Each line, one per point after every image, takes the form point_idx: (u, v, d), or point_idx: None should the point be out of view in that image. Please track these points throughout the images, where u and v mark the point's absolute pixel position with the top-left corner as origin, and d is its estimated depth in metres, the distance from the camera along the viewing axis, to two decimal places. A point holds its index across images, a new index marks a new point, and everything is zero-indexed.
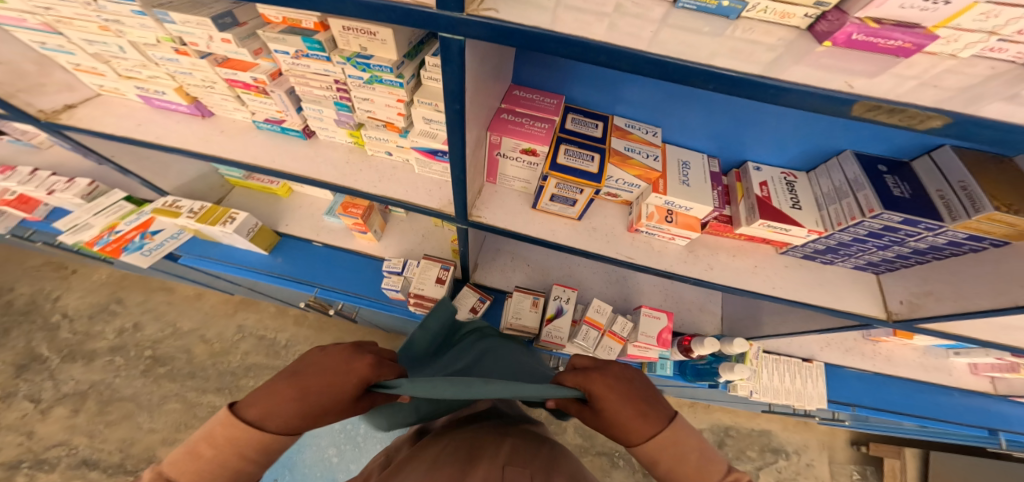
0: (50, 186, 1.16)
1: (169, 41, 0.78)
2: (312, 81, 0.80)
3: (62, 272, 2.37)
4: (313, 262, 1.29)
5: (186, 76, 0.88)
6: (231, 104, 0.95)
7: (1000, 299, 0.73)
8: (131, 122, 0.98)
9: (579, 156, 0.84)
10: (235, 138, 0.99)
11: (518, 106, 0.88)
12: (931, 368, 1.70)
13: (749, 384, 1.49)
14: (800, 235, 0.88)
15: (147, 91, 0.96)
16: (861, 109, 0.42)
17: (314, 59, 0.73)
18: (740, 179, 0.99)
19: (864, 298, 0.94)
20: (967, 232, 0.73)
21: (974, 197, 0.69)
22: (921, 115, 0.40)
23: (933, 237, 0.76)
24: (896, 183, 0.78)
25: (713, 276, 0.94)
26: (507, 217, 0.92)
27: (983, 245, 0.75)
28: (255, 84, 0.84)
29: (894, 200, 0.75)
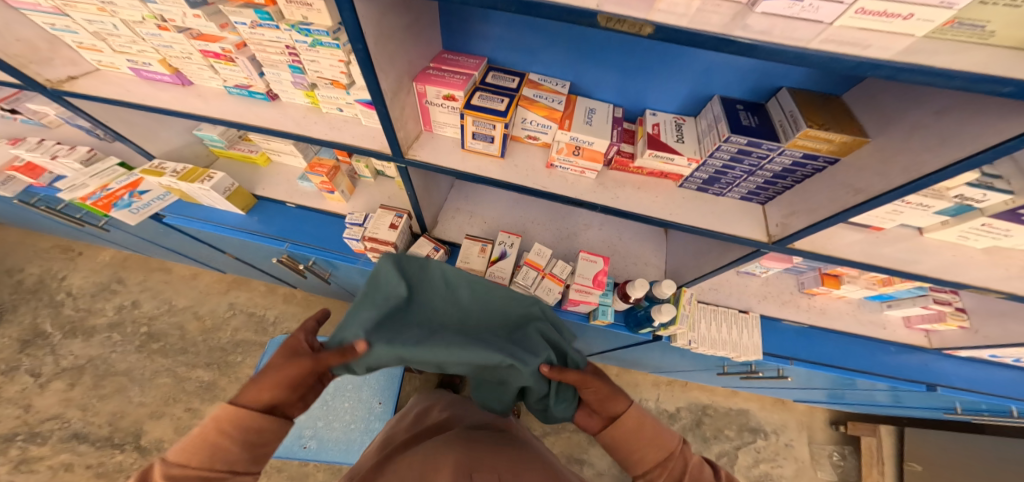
0: (53, 152, 1.37)
1: (153, 19, 0.99)
2: (268, 47, 1.01)
3: (69, 253, 2.53)
4: (286, 220, 1.48)
5: (167, 49, 1.08)
6: (206, 73, 1.17)
7: (835, 206, 0.90)
8: (122, 90, 1.19)
9: (490, 99, 1.02)
10: (211, 101, 1.21)
11: (443, 65, 1.09)
12: (865, 322, 1.83)
13: (687, 334, 1.62)
14: (683, 165, 1.05)
15: (137, 63, 1.16)
16: (603, 20, 0.63)
17: (266, 28, 0.94)
18: (642, 124, 1.17)
19: (750, 225, 1.10)
20: (801, 150, 0.90)
21: (797, 122, 0.90)
22: (638, 24, 0.62)
23: (779, 158, 0.94)
24: (748, 116, 1.00)
25: (618, 203, 1.09)
26: (437, 155, 1.09)
27: (820, 163, 0.93)
28: (223, 54, 1.06)
29: (742, 128, 0.95)
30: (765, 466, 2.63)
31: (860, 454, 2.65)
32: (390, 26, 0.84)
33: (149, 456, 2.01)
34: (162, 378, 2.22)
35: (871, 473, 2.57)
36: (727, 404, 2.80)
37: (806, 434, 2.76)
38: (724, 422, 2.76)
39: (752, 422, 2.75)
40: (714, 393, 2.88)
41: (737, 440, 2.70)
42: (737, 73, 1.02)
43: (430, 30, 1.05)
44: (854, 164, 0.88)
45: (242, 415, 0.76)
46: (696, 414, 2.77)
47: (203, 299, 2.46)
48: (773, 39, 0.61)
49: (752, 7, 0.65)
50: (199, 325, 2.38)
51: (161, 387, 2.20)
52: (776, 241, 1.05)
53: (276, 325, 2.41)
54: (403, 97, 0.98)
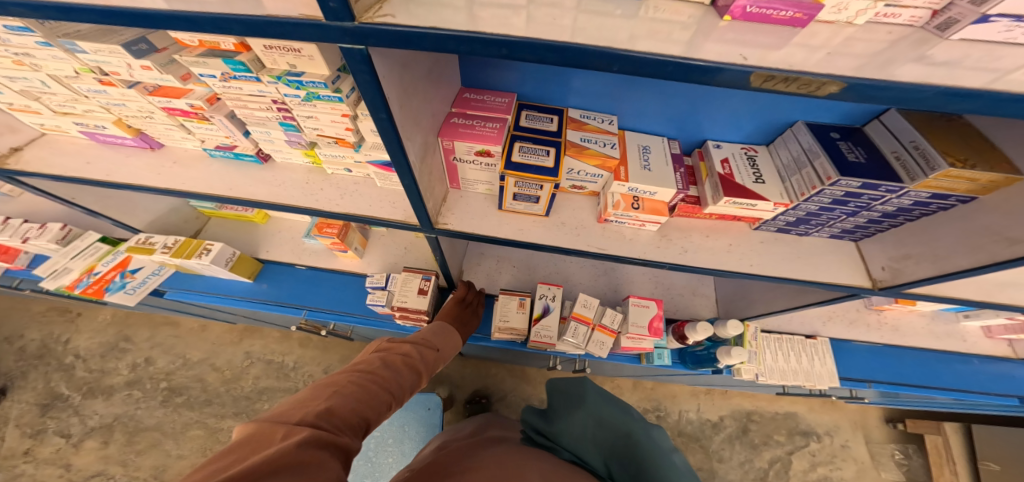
0: (23, 234, 1.26)
1: (89, 71, 0.82)
2: (249, 102, 0.84)
3: (67, 315, 2.49)
4: (296, 284, 1.35)
5: (123, 107, 0.93)
6: (178, 133, 1.01)
7: (979, 256, 0.70)
8: (81, 161, 1.06)
9: (533, 152, 0.88)
10: (192, 168, 1.07)
11: (468, 109, 0.93)
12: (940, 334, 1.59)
13: (754, 368, 1.44)
14: (767, 210, 0.85)
15: (86, 125, 1.02)
16: (759, 80, 0.44)
17: (243, 79, 0.76)
18: (703, 158, 0.98)
19: (847, 268, 0.90)
20: (930, 191, 0.70)
21: (926, 156, 0.69)
22: (817, 81, 0.42)
23: (897, 199, 0.74)
24: (850, 148, 0.79)
25: (689, 258, 0.92)
26: (472, 220, 0.95)
27: (950, 203, 0.73)
28: (193, 111, 0.90)
29: (850, 166, 0.74)
30: (823, 470, 2.43)
31: (927, 452, 2.41)
32: (413, 78, 0.68)
33: None
34: (194, 430, 2.17)
35: (943, 473, 2.34)
36: (773, 409, 2.58)
37: (862, 434, 2.53)
38: (773, 427, 2.54)
39: (802, 425, 2.53)
40: (757, 398, 2.64)
41: (789, 445, 2.49)
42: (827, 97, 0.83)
43: (450, 69, 0.88)
44: (998, 202, 0.69)
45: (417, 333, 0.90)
46: (742, 422, 2.56)
47: (218, 350, 2.40)
48: (957, 80, 0.41)
49: (941, 33, 0.46)
50: (219, 376, 2.32)
51: (195, 439, 2.16)
52: (883, 287, 0.86)
53: (297, 370, 2.35)
54: (425, 158, 0.82)
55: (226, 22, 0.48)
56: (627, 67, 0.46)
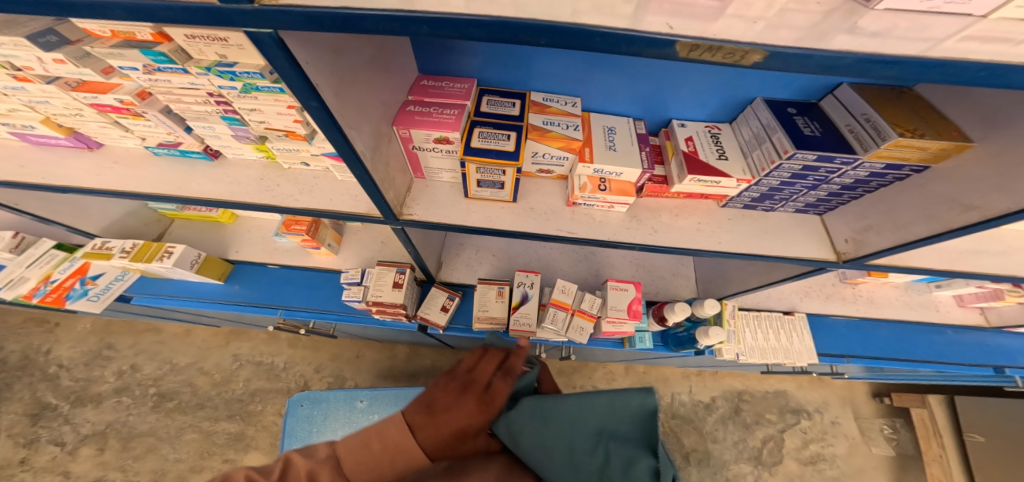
0: None
1: (2, 68, 0.77)
2: (182, 96, 0.82)
3: (46, 325, 2.46)
4: (269, 285, 1.33)
5: (45, 105, 0.89)
6: (114, 131, 0.98)
7: (934, 223, 0.69)
8: (14, 164, 1.03)
9: (494, 137, 0.87)
10: (131, 167, 1.05)
11: (425, 96, 0.91)
12: (914, 306, 1.60)
13: (734, 347, 1.44)
14: (731, 186, 0.84)
15: (16, 127, 0.99)
16: (685, 49, 0.43)
17: (168, 72, 0.74)
18: (669, 137, 0.97)
19: (811, 242, 0.90)
20: (884, 162, 0.70)
21: (878, 126, 0.69)
22: (740, 50, 0.42)
23: (853, 171, 0.73)
24: (807, 122, 0.79)
25: (658, 239, 0.91)
26: (437, 210, 0.95)
27: (905, 173, 0.73)
28: (124, 107, 0.87)
29: (806, 140, 0.73)
30: (816, 447, 2.48)
31: (915, 427, 2.42)
32: (349, 65, 0.65)
33: None
34: (190, 434, 2.18)
35: (931, 446, 2.35)
36: (763, 388, 2.62)
37: (850, 409, 2.58)
38: (764, 406, 2.59)
39: (793, 404, 2.57)
40: (747, 378, 2.68)
41: (781, 423, 2.54)
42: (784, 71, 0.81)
43: (401, 55, 0.86)
44: (955, 170, 0.68)
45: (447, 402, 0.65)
46: (733, 402, 2.59)
47: (205, 354, 2.39)
48: (890, 47, 0.41)
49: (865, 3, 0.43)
50: (208, 380, 2.32)
51: (192, 442, 2.16)
52: (848, 260, 0.85)
53: (287, 370, 2.35)
54: (379, 150, 0.81)
55: (105, 10, 0.46)
56: (567, 40, 0.45)
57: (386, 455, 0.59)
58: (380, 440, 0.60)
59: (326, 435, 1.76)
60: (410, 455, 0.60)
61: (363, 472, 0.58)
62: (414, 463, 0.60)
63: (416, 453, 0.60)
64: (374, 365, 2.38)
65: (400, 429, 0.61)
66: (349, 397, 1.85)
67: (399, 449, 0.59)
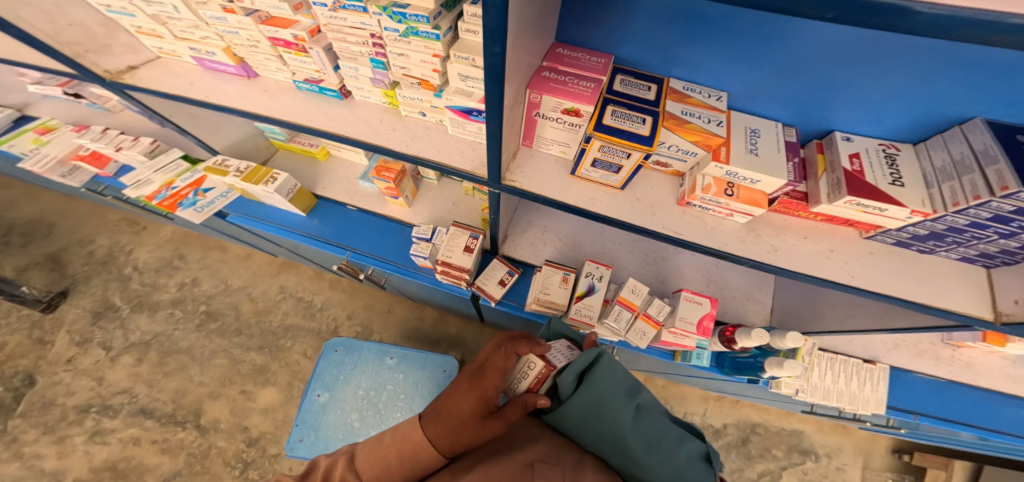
0: (117, 144, 1.33)
1: None
2: (349, 35, 0.80)
3: (135, 227, 2.61)
4: (347, 226, 1.36)
5: (233, 35, 0.89)
6: (274, 64, 0.97)
7: None
8: (185, 82, 1.05)
9: (627, 118, 0.79)
10: (278, 98, 1.03)
11: (560, 64, 0.84)
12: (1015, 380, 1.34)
13: (795, 383, 1.37)
14: (897, 217, 0.74)
15: (200, 52, 1.01)
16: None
17: (350, 11, 0.73)
18: (821, 150, 0.87)
19: (967, 295, 0.80)
20: None
21: None
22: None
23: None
24: None
25: (777, 258, 0.85)
26: (541, 182, 0.90)
27: None
28: (295, 43, 0.86)
29: None
30: None
31: None
32: (527, 17, 0.59)
33: (207, 435, 2.09)
34: (219, 359, 2.27)
35: None
36: (780, 424, 2.54)
37: (862, 459, 2.47)
38: (774, 442, 2.51)
39: (805, 444, 2.48)
40: (766, 411, 2.61)
41: (784, 461, 2.46)
42: (1018, 88, 0.67)
43: (551, 17, 0.79)
44: None
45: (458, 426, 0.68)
46: (744, 432, 2.54)
47: (256, 280, 2.47)
48: None
49: None
50: (252, 307, 2.39)
51: (218, 367, 2.25)
52: (1008, 323, 0.74)
53: (323, 311, 2.40)
54: (512, 112, 0.75)
55: None
56: None
57: (397, 448, 0.66)
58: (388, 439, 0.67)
59: (351, 386, 1.78)
60: (418, 450, 0.66)
61: (376, 465, 0.64)
62: (423, 458, 0.66)
63: (424, 447, 0.66)
64: (404, 323, 2.41)
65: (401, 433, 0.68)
66: (381, 351, 1.86)
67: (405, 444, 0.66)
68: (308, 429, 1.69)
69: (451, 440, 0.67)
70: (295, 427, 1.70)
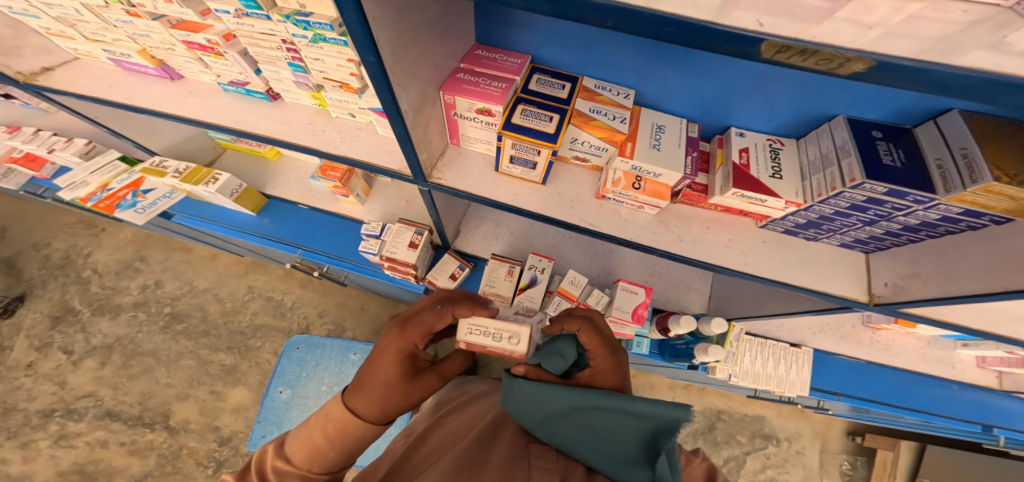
0: (50, 145, 1.33)
1: (118, 3, 0.81)
2: (261, 41, 0.83)
3: (92, 229, 2.57)
4: (300, 224, 1.40)
5: (145, 38, 0.91)
6: (196, 67, 0.99)
7: (991, 282, 0.65)
8: (104, 84, 1.07)
9: (536, 116, 0.83)
10: (207, 100, 1.06)
11: (477, 65, 0.89)
12: (928, 359, 1.45)
13: (728, 367, 1.44)
14: (777, 207, 0.81)
15: (114, 54, 1.02)
16: (771, 51, 0.37)
17: (254, 18, 0.76)
18: (721, 145, 0.94)
19: (847, 279, 0.87)
20: (963, 207, 0.63)
21: (974, 169, 0.60)
22: (839, 57, 0.36)
23: (923, 211, 0.67)
24: (889, 150, 0.72)
25: (683, 248, 0.91)
26: (467, 179, 0.94)
27: (981, 222, 0.65)
28: (209, 46, 0.88)
29: (881, 169, 0.67)
30: (772, 473, 2.30)
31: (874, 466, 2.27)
32: (414, 23, 0.64)
33: (177, 436, 2.10)
34: (186, 360, 2.27)
35: None
36: (743, 410, 2.39)
37: (819, 443, 2.37)
38: (737, 428, 2.37)
39: (767, 429, 2.35)
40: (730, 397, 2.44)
41: (748, 446, 2.33)
42: (869, 89, 0.75)
43: (461, 21, 0.84)
44: None
45: (381, 395, 0.61)
46: (710, 419, 2.38)
47: (222, 281, 2.46)
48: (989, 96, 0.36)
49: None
50: (220, 307, 2.39)
51: (185, 369, 2.25)
52: (879, 303, 0.83)
53: (293, 310, 2.41)
54: (421, 115, 0.79)
55: None
56: (641, 27, 0.40)
57: (320, 430, 0.58)
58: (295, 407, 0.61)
59: (314, 383, 1.81)
60: (343, 425, 0.59)
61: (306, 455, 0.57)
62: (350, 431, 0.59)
63: (349, 421, 0.59)
64: (375, 321, 2.43)
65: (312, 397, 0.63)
66: (345, 348, 1.88)
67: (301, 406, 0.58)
68: (271, 426, 1.72)
69: (380, 410, 0.61)
70: (258, 424, 1.73)
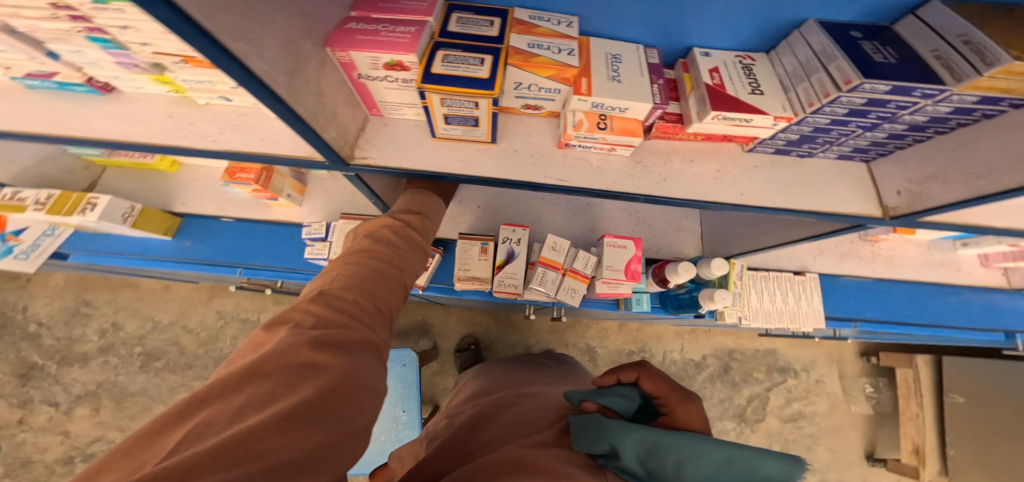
0: None
1: None
2: (23, 8, 0.55)
3: (19, 281, 2.38)
4: (228, 239, 1.24)
5: None
6: None
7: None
8: None
9: (462, 61, 0.68)
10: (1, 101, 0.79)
11: (372, 12, 0.70)
12: (934, 266, 1.40)
13: (737, 310, 1.31)
14: (766, 126, 0.68)
15: None
16: None
17: None
18: (687, 70, 0.79)
19: (854, 194, 0.75)
20: (980, 94, 0.51)
21: (985, 51, 0.49)
22: None
23: (931, 107, 0.56)
24: (876, 48, 0.60)
25: (667, 189, 0.79)
26: (398, 154, 0.80)
27: (996, 109, 0.54)
28: None
29: (875, 64, 0.55)
30: (798, 405, 2.23)
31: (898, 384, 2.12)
32: None
33: None
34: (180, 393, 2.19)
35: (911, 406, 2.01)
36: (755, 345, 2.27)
37: (836, 368, 2.30)
38: (754, 364, 2.27)
39: (781, 362, 2.27)
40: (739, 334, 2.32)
41: (767, 382, 2.24)
42: None
43: None
44: None
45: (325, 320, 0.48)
46: (724, 361, 2.27)
47: (186, 311, 2.30)
48: None
49: None
50: (193, 338, 2.26)
51: None
52: (896, 216, 0.71)
53: None
54: (309, 85, 0.62)
55: None
56: None
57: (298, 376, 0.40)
58: (324, 413, 0.39)
59: None
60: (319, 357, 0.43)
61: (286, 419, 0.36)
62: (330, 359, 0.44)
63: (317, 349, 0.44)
64: None
65: (342, 356, 0.45)
66: None
67: (369, 416, 0.44)
68: None
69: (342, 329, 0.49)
70: None
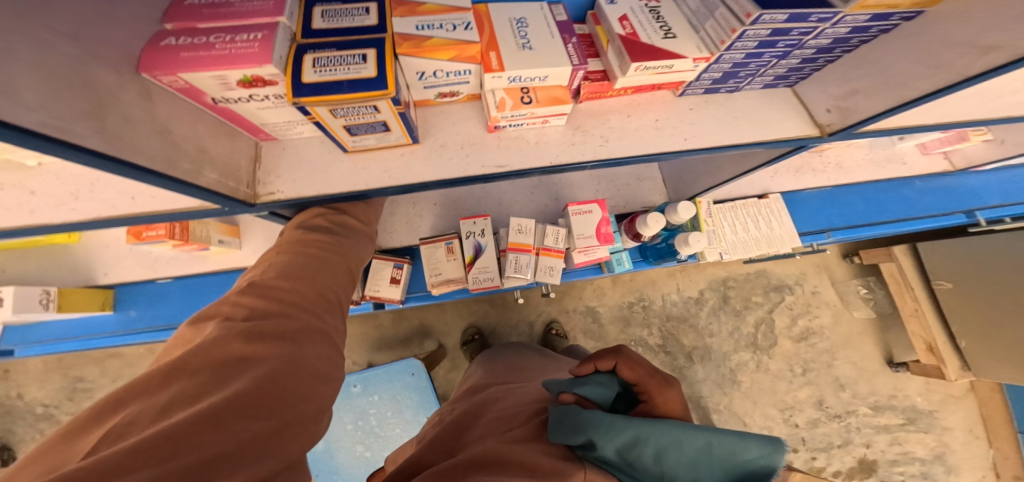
0: None
1: None
2: None
3: None
4: (177, 301, 1.20)
5: None
6: None
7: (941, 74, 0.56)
8: None
9: (337, 62, 0.60)
10: None
11: (197, 22, 0.59)
12: (879, 165, 1.42)
13: (716, 247, 1.32)
14: (687, 70, 0.66)
15: None
16: None
17: None
18: (598, 22, 0.75)
19: (789, 118, 0.75)
20: (869, 12, 0.54)
21: None
22: None
23: (831, 29, 0.57)
24: None
25: (612, 151, 0.76)
26: (311, 181, 0.76)
27: (891, 24, 0.58)
28: None
29: None
30: (804, 322, 2.25)
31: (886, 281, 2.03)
32: None
33: None
34: None
35: (905, 301, 1.93)
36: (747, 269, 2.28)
37: (827, 275, 2.33)
38: (749, 289, 2.28)
39: (775, 281, 2.27)
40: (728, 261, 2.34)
41: (767, 304, 2.25)
42: None
43: None
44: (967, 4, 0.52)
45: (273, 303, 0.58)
46: (720, 292, 2.26)
47: None
48: None
49: None
50: None
51: None
52: (832, 132, 0.73)
53: None
54: (141, 122, 0.53)
55: None
56: None
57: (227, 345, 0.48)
58: (268, 401, 0.47)
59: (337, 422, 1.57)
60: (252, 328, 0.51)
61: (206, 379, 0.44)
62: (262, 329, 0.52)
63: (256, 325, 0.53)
64: None
65: (275, 345, 0.53)
66: None
67: (306, 407, 0.51)
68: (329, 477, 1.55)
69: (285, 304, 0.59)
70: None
